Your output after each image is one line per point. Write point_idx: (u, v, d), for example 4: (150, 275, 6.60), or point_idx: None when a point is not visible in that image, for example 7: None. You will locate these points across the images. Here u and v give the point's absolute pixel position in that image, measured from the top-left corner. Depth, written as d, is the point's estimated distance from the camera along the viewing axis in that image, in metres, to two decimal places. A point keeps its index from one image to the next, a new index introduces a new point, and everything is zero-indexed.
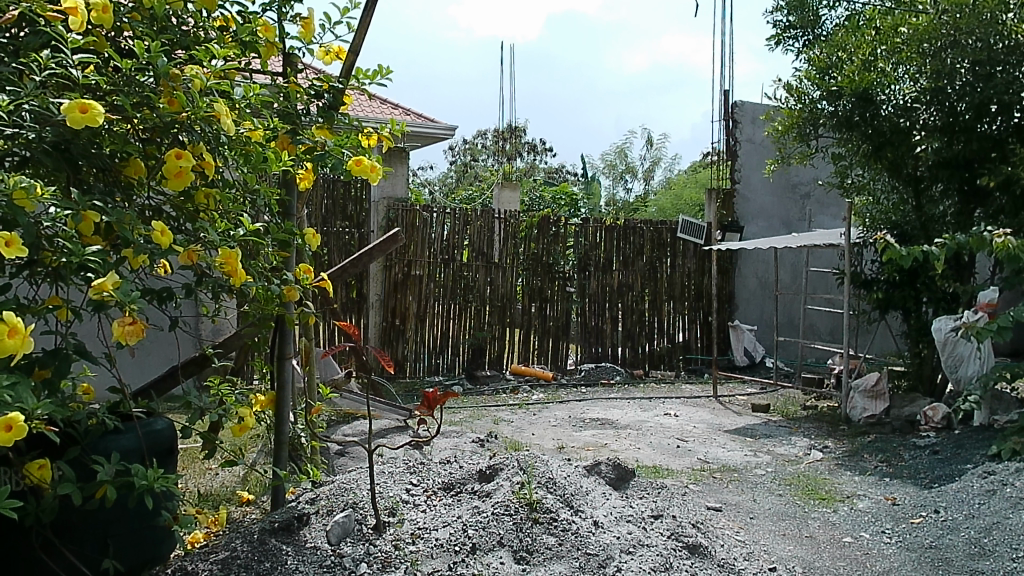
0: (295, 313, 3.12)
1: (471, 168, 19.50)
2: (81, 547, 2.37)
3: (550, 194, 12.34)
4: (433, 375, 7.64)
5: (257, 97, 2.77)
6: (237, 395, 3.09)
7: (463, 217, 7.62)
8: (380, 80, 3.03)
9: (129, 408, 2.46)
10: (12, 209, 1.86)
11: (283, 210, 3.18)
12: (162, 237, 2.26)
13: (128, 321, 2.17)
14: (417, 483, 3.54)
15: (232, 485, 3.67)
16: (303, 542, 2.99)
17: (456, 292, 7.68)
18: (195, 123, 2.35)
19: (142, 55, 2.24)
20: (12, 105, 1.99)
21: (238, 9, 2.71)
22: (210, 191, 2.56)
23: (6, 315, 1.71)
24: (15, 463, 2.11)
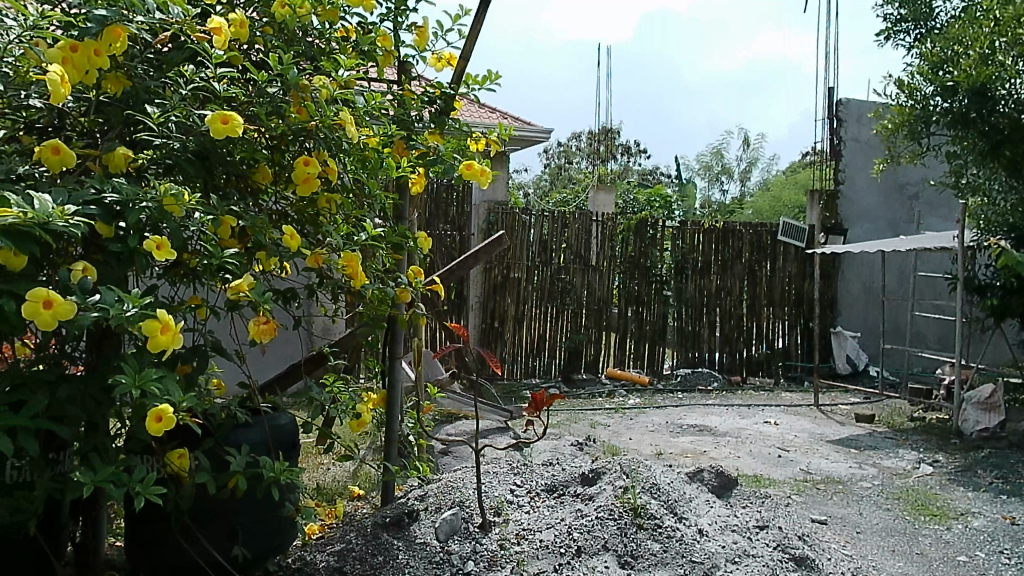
0: (406, 314, 3.19)
1: (565, 170, 19.46)
2: (213, 533, 2.50)
3: (645, 196, 12.19)
4: (530, 377, 7.68)
5: (375, 105, 2.85)
6: (351, 393, 3.20)
7: (561, 220, 7.63)
8: (490, 85, 3.09)
9: (257, 402, 2.58)
10: (163, 214, 1.99)
11: (395, 213, 3.24)
12: (292, 241, 2.40)
13: (262, 320, 2.28)
14: (521, 484, 3.57)
15: (343, 479, 3.77)
16: (413, 537, 3.06)
17: (553, 295, 7.69)
18: (322, 132, 2.46)
19: (276, 67, 2.36)
20: (161, 116, 2.11)
21: (358, 20, 2.80)
22: (332, 196, 2.65)
23: (161, 313, 1.85)
24: (158, 452, 2.26)
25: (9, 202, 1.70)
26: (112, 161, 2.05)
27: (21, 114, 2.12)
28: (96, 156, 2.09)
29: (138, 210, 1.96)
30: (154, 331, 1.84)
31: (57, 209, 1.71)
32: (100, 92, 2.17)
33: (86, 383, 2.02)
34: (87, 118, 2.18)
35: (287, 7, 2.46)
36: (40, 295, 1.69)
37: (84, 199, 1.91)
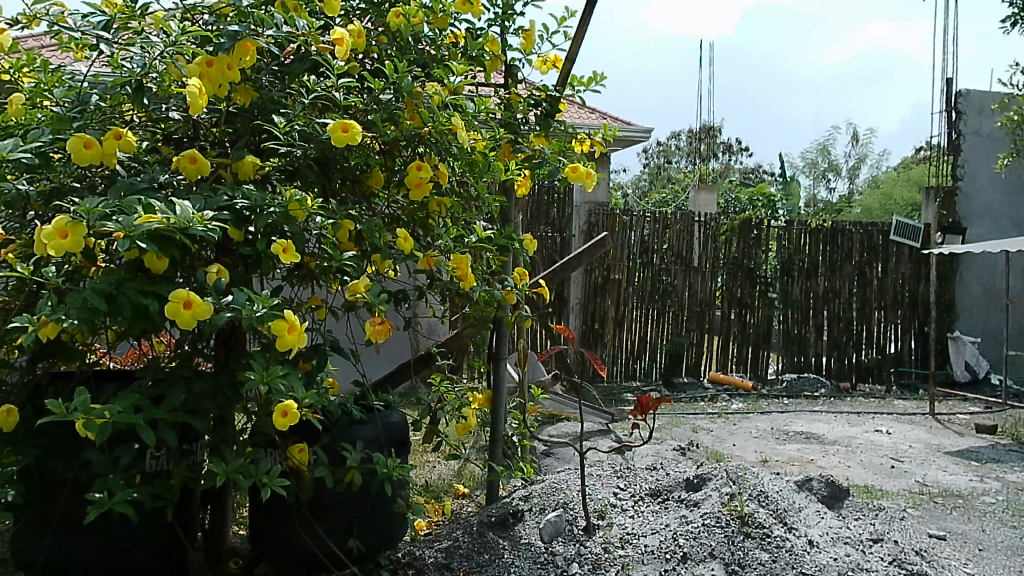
0: (512, 316, 3.23)
1: (665, 170, 19.18)
2: (329, 525, 2.57)
3: (747, 195, 11.86)
4: (630, 380, 7.60)
5: (485, 111, 2.89)
6: (457, 392, 3.25)
7: (662, 221, 7.52)
8: (595, 87, 3.08)
9: (371, 400, 2.66)
10: (288, 219, 2.08)
11: (501, 216, 3.24)
12: (405, 244, 2.47)
13: (378, 321, 2.34)
14: (625, 488, 3.54)
15: (448, 477, 3.83)
16: (518, 538, 3.08)
17: (654, 297, 7.59)
18: (434, 137, 2.53)
19: (391, 76, 2.44)
20: (286, 125, 2.21)
21: (467, 26, 2.84)
22: (442, 200, 2.70)
23: (288, 313, 1.93)
24: (281, 445, 2.36)
25: (153, 208, 1.82)
26: (242, 169, 2.15)
27: (159, 126, 2.24)
28: (227, 164, 2.20)
29: (266, 215, 2.06)
30: (282, 331, 1.93)
31: (197, 214, 1.81)
32: (229, 104, 2.27)
33: (217, 379, 2.13)
34: (217, 128, 2.28)
35: (402, 17, 2.54)
36: (181, 296, 1.80)
37: (219, 205, 2.02)
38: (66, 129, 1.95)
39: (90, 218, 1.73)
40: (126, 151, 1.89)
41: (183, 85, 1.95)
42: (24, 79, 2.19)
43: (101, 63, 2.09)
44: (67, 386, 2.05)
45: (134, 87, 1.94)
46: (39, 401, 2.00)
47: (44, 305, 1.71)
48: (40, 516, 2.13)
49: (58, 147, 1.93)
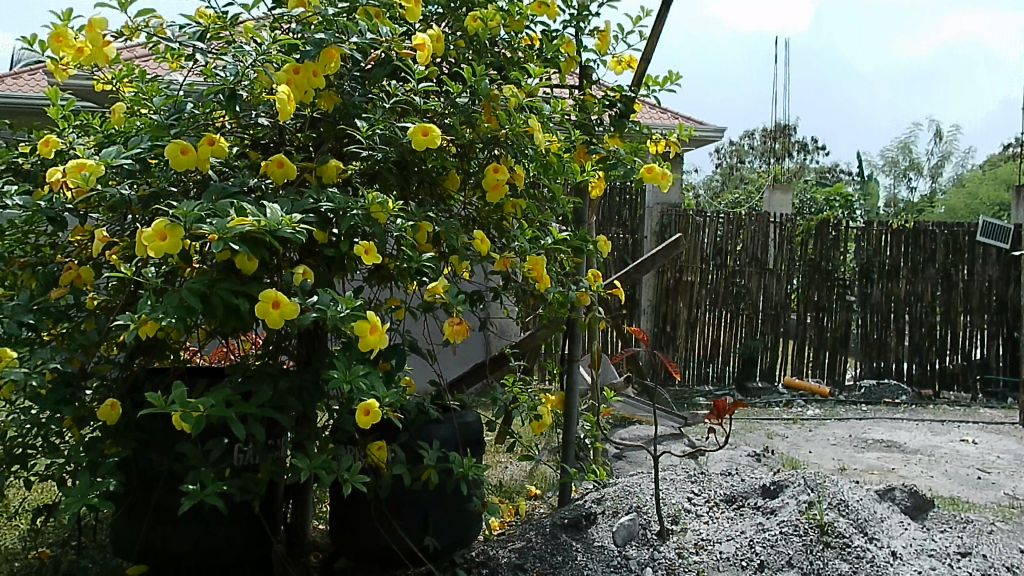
0: (586, 317, 3.22)
1: (738, 170, 18.81)
2: (408, 521, 2.62)
3: (824, 195, 11.53)
4: (702, 384, 7.47)
5: (560, 112, 2.86)
6: (530, 393, 3.24)
7: (736, 222, 7.36)
8: (671, 86, 3.05)
9: (447, 399, 2.69)
10: (370, 221, 2.12)
11: (574, 218, 3.22)
12: (482, 245, 2.49)
13: (456, 321, 2.36)
14: (699, 493, 3.48)
15: (520, 478, 3.83)
16: (591, 540, 3.06)
17: (727, 300, 7.44)
18: (512, 140, 2.54)
19: (470, 79, 2.46)
20: (368, 130, 2.25)
21: (543, 28, 2.84)
22: (518, 201, 2.71)
23: (371, 314, 1.97)
24: (361, 442, 2.41)
25: (244, 211, 1.88)
26: (326, 172, 2.20)
27: (248, 132, 2.31)
28: (311, 168, 2.26)
29: (349, 217, 2.11)
30: (364, 331, 1.97)
31: (286, 217, 1.86)
32: (314, 109, 2.32)
33: (301, 376, 2.19)
34: (302, 133, 2.34)
35: (479, 20, 2.55)
36: (270, 295, 1.86)
37: (305, 208, 2.08)
38: (164, 136, 2.03)
39: (186, 221, 1.80)
40: (218, 156, 1.96)
41: (272, 92, 2.02)
42: (124, 89, 2.26)
43: (197, 73, 2.19)
44: (163, 381, 2.14)
45: (226, 95, 2.05)
46: (137, 395, 2.09)
47: (144, 303, 1.79)
48: (137, 505, 2.21)
49: (156, 153, 2.02)
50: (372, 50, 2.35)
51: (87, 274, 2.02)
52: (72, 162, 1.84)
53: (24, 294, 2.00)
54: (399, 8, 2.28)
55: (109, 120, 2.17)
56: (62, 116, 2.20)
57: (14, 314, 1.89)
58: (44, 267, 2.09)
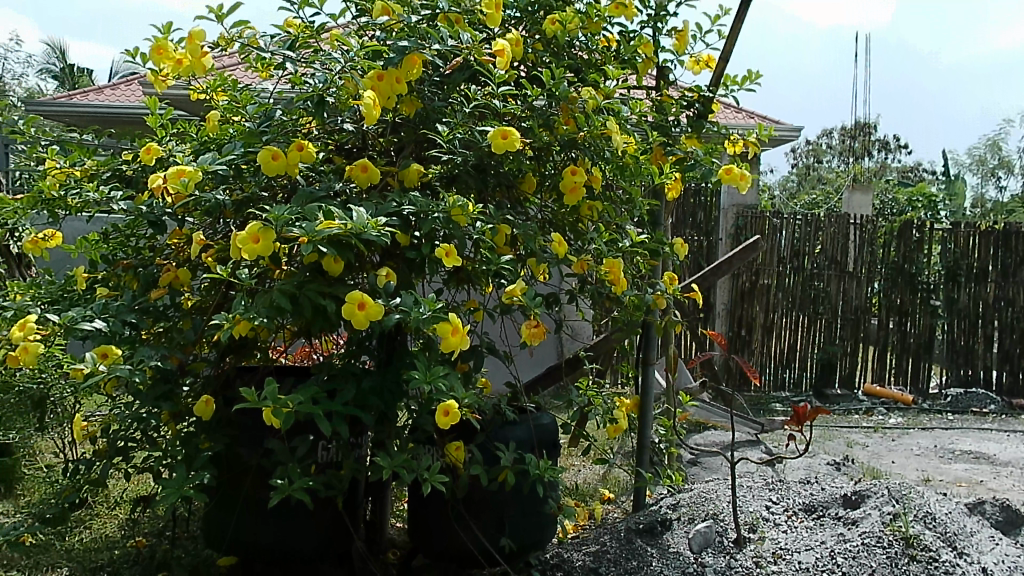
0: (663, 321, 3.18)
1: (815, 170, 18.30)
2: (483, 523, 2.64)
3: (907, 195, 11.11)
4: (778, 390, 7.27)
5: (637, 113, 2.84)
6: (605, 397, 3.22)
7: (814, 223, 7.14)
8: (750, 85, 2.99)
9: (523, 402, 2.69)
10: (451, 224, 2.15)
11: (650, 220, 3.18)
12: (560, 247, 2.50)
13: (534, 324, 2.37)
14: (777, 501, 3.38)
15: (593, 482, 3.81)
16: (666, 546, 3.01)
17: (805, 303, 7.22)
18: (590, 142, 2.54)
19: (548, 82, 2.46)
20: (448, 134, 2.28)
21: (620, 29, 2.81)
22: (594, 204, 2.70)
23: (452, 316, 2.00)
24: (439, 442, 2.44)
25: (332, 215, 1.93)
26: (408, 176, 2.24)
27: (332, 137, 2.37)
28: (393, 172, 2.30)
29: (431, 220, 2.14)
30: (446, 332, 2.00)
31: (371, 220, 1.90)
32: (395, 114, 2.37)
33: (383, 376, 2.23)
34: (384, 138, 2.39)
35: (558, 23, 2.55)
36: (356, 297, 1.91)
37: (388, 211, 2.13)
38: (256, 143, 2.11)
39: (278, 225, 1.87)
40: (307, 162, 2.02)
41: (358, 98, 2.07)
42: (218, 98, 2.35)
43: (286, 81, 2.26)
44: (252, 379, 2.21)
45: (315, 102, 2.12)
46: (229, 392, 2.18)
47: (238, 304, 1.86)
48: (227, 499, 2.30)
49: (249, 159, 2.10)
50: (453, 56, 2.37)
51: (184, 276, 2.12)
52: (172, 168, 1.92)
53: (127, 295, 2.10)
54: (480, 15, 2.33)
55: (204, 128, 2.25)
56: (160, 125, 2.29)
57: (118, 314, 1.99)
58: (144, 269, 2.19)
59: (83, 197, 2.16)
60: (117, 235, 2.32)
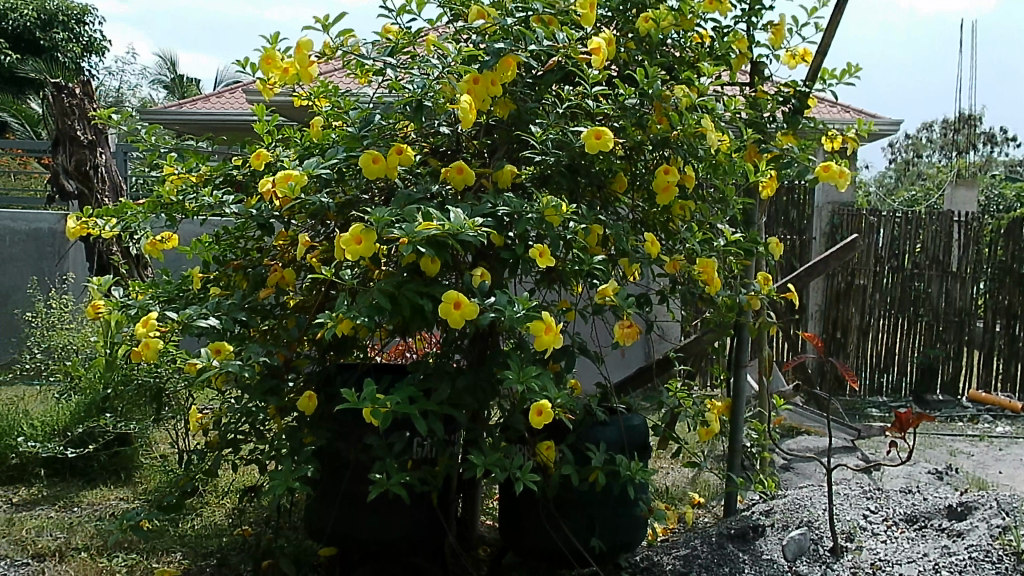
0: (757, 322, 3.10)
1: (915, 165, 17.49)
2: (574, 523, 2.64)
3: (1017, 190, 10.47)
4: (875, 395, 6.96)
5: (731, 110, 2.77)
6: (695, 399, 3.16)
7: (915, 221, 6.77)
8: (849, 79, 2.88)
9: (613, 403, 2.67)
10: (544, 224, 2.16)
11: (744, 219, 3.10)
12: (653, 247, 2.47)
13: (626, 324, 2.34)
14: (876, 510, 3.23)
15: (683, 485, 3.75)
16: (759, 552, 2.92)
17: (904, 305, 6.88)
18: (685, 141, 2.50)
19: (642, 81, 2.44)
20: (542, 135, 2.30)
21: (713, 25, 2.75)
22: (687, 204, 2.66)
23: (547, 315, 2.01)
24: (530, 442, 2.46)
25: (430, 216, 1.97)
26: (501, 178, 2.27)
27: (428, 140, 2.41)
28: (488, 174, 2.33)
29: (525, 221, 2.16)
30: (539, 331, 2.01)
31: (468, 221, 1.93)
32: (489, 117, 2.40)
33: (476, 376, 2.26)
34: (477, 140, 2.42)
35: (652, 21, 2.53)
36: (452, 296, 1.94)
37: (484, 212, 2.15)
38: (358, 147, 2.17)
39: (379, 226, 1.92)
40: (405, 165, 2.08)
41: (455, 101, 2.11)
42: (320, 104, 2.43)
43: (385, 86, 2.31)
44: (352, 377, 2.28)
45: (414, 107, 2.17)
46: (330, 388, 2.25)
47: (341, 304, 1.93)
48: (328, 491, 2.39)
49: (350, 162, 2.16)
50: (549, 57, 2.38)
51: (290, 276, 2.20)
52: (281, 173, 2.01)
53: (238, 293, 2.21)
54: (574, 16, 2.34)
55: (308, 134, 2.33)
56: (266, 131, 2.38)
57: (230, 312, 2.10)
58: (254, 269, 2.29)
59: (199, 201, 2.29)
60: (228, 237, 2.42)
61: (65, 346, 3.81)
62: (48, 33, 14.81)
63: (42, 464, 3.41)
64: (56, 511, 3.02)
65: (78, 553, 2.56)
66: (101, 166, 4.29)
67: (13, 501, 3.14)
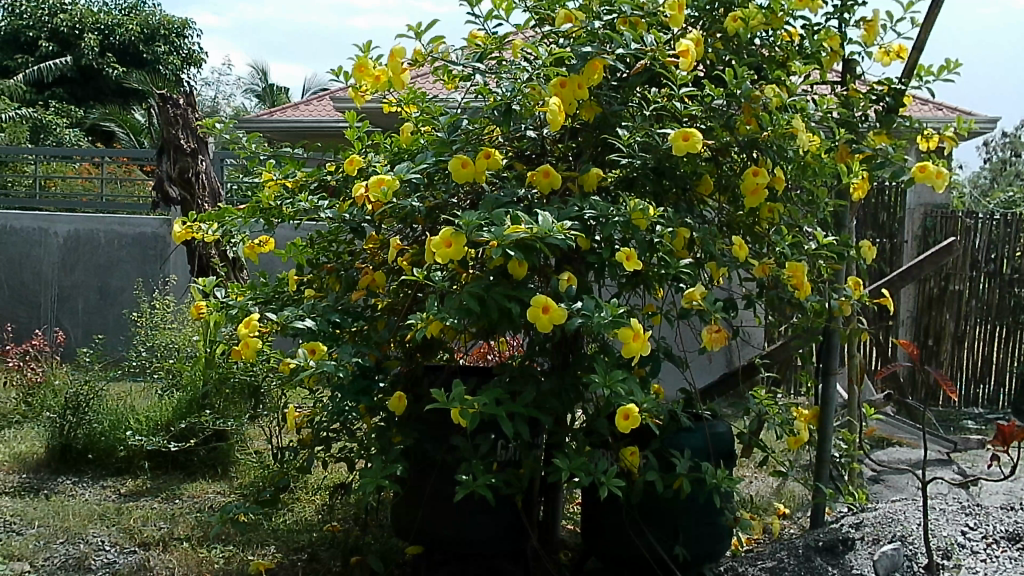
0: (849, 327, 2.99)
1: (1014, 164, 16.57)
2: (658, 530, 2.61)
3: None
4: (971, 408, 6.53)
5: (824, 109, 2.69)
6: (782, 406, 3.07)
7: (1017, 222, 6.26)
8: (947, 75, 2.76)
9: (699, 409, 2.63)
10: (631, 229, 2.15)
11: (834, 221, 3.00)
12: (741, 251, 2.43)
13: (715, 329, 2.28)
14: (975, 527, 3.09)
15: (767, 495, 3.66)
16: (850, 567, 2.79)
17: (1003, 312, 6.37)
18: (775, 142, 2.45)
19: (731, 81, 2.39)
20: (628, 138, 2.29)
21: (803, 23, 2.68)
22: (775, 206, 2.58)
23: (634, 321, 2.00)
24: (614, 447, 2.44)
25: (519, 219, 1.98)
26: (587, 181, 2.26)
27: (514, 144, 2.43)
28: (574, 177, 2.33)
29: (612, 224, 2.15)
30: (628, 338, 2.00)
31: (557, 224, 1.93)
32: (574, 120, 2.39)
33: (561, 380, 2.26)
34: (562, 144, 2.43)
35: (740, 20, 2.49)
36: (540, 301, 1.95)
37: (571, 215, 2.15)
38: (447, 151, 2.20)
39: (469, 229, 1.95)
40: (493, 169, 2.10)
41: (544, 104, 2.15)
42: (410, 109, 2.49)
43: (473, 91, 2.37)
44: (438, 378, 2.31)
45: (503, 111, 2.21)
46: (418, 389, 2.29)
47: (432, 306, 1.96)
48: (415, 491, 2.43)
49: (440, 167, 2.20)
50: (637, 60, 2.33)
51: (380, 278, 2.27)
52: (373, 178, 2.06)
53: (332, 295, 2.29)
54: (662, 18, 2.30)
55: (398, 139, 2.41)
56: (357, 137, 2.46)
57: (324, 313, 2.19)
58: (346, 271, 2.36)
59: (296, 206, 2.39)
60: (321, 240, 2.49)
61: (167, 344, 3.98)
62: (151, 47, 15.54)
63: (147, 457, 3.59)
64: (159, 502, 3.17)
65: (180, 543, 2.67)
66: (203, 173, 4.47)
67: (121, 492, 3.32)
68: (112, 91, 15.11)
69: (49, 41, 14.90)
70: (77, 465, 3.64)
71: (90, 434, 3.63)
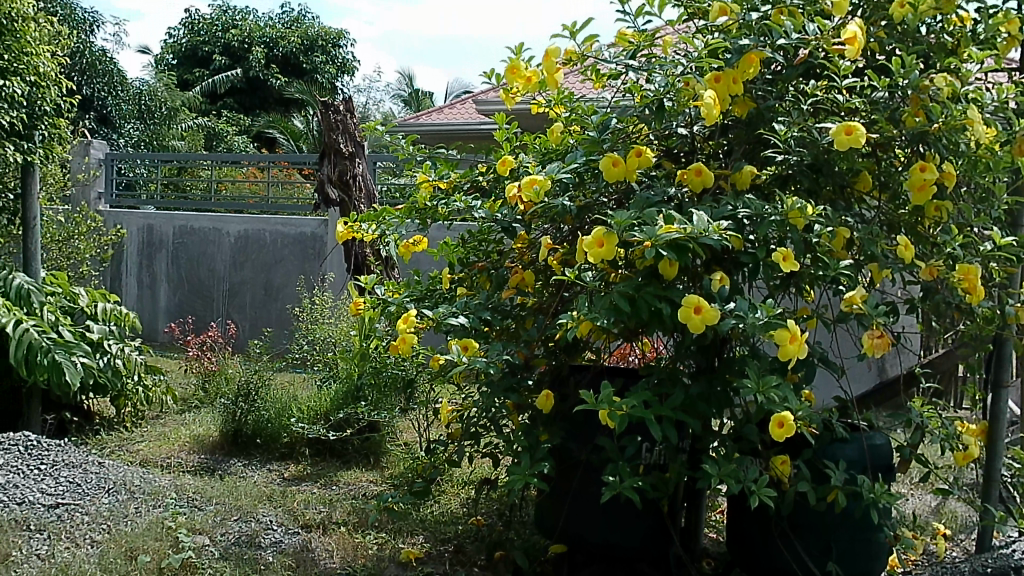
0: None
1: None
2: (808, 544, 2.49)
3: None
4: None
5: (1002, 98, 2.43)
6: (945, 419, 2.86)
7: None
8: None
9: (855, 418, 2.49)
10: (788, 228, 2.07)
11: (1009, 220, 2.76)
12: (906, 251, 2.26)
13: (876, 334, 2.15)
14: None
15: (926, 513, 3.42)
16: None
17: None
18: (948, 135, 2.26)
19: (898, 71, 2.22)
20: (785, 133, 2.19)
21: (977, 7, 2.48)
22: (942, 204, 2.37)
23: (792, 322, 1.91)
24: (764, 455, 2.35)
25: (671, 218, 1.95)
26: (740, 179, 2.20)
27: (663, 142, 2.40)
28: (726, 175, 2.27)
29: (768, 224, 2.08)
30: (784, 340, 1.92)
31: (713, 224, 1.90)
32: (726, 116, 2.34)
33: (709, 384, 2.20)
34: (713, 140, 2.38)
35: (908, 6, 2.32)
36: (693, 301, 1.91)
37: (724, 215, 2.10)
38: (598, 149, 2.23)
39: (621, 229, 1.94)
40: (645, 167, 2.07)
41: (698, 99, 2.09)
42: (558, 110, 2.51)
43: (623, 89, 2.35)
44: (584, 378, 2.31)
45: (655, 107, 2.20)
46: (564, 389, 2.29)
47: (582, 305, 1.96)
48: (559, 490, 2.46)
49: (590, 166, 2.22)
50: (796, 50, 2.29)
51: (529, 277, 2.28)
52: (527, 178, 2.13)
53: (482, 293, 2.35)
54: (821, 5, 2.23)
55: (548, 139, 2.45)
56: (507, 138, 2.51)
57: (476, 311, 2.26)
58: (496, 270, 2.41)
59: (450, 206, 2.47)
60: (472, 239, 2.57)
61: (325, 339, 4.21)
62: (309, 57, 16.39)
63: (307, 444, 3.81)
64: (318, 487, 3.35)
65: (338, 527, 2.82)
66: (360, 175, 4.69)
67: (284, 476, 3.54)
68: (275, 100, 16.27)
69: (221, 55, 16.10)
70: (246, 448, 3.89)
71: (258, 420, 3.87)
